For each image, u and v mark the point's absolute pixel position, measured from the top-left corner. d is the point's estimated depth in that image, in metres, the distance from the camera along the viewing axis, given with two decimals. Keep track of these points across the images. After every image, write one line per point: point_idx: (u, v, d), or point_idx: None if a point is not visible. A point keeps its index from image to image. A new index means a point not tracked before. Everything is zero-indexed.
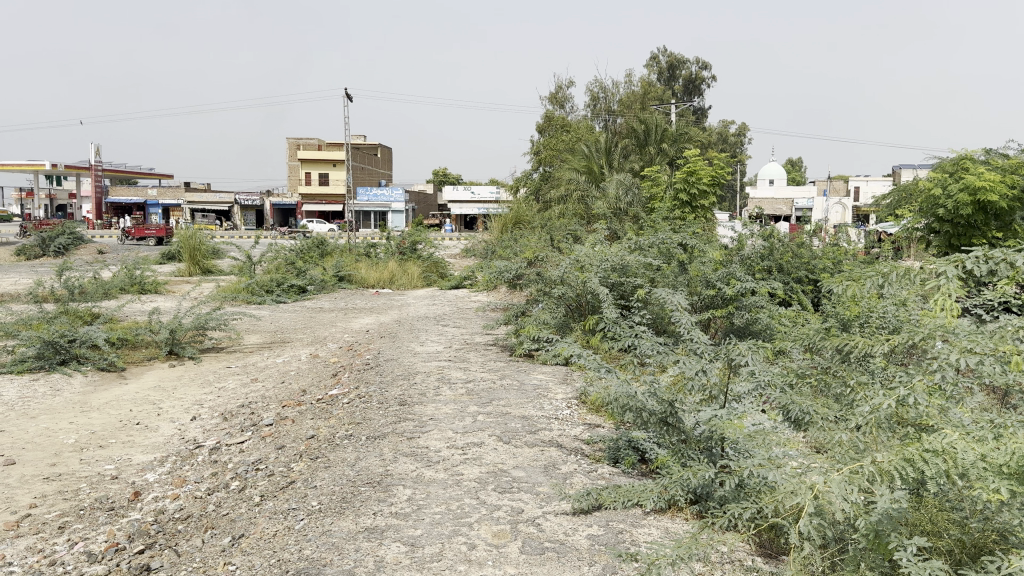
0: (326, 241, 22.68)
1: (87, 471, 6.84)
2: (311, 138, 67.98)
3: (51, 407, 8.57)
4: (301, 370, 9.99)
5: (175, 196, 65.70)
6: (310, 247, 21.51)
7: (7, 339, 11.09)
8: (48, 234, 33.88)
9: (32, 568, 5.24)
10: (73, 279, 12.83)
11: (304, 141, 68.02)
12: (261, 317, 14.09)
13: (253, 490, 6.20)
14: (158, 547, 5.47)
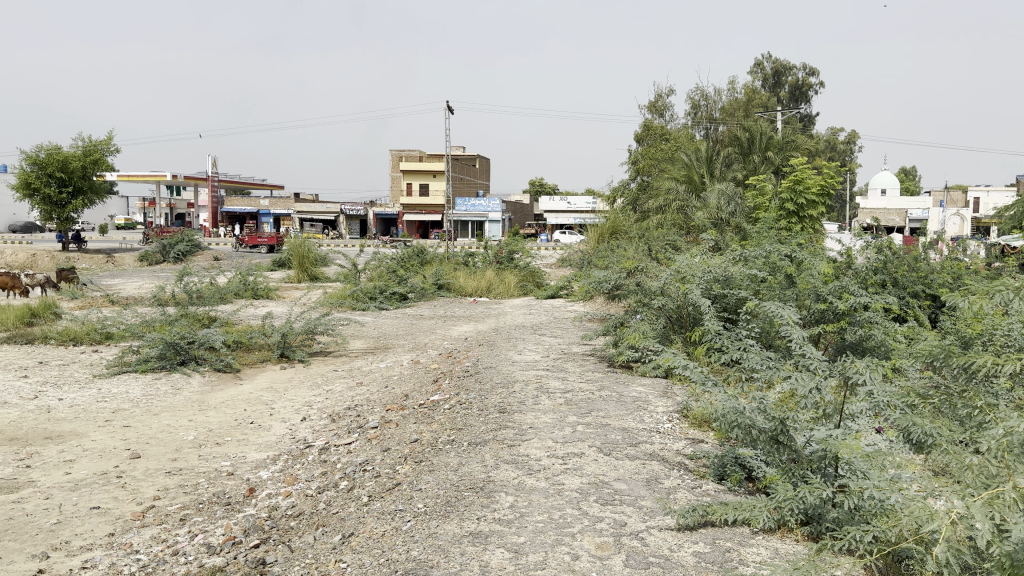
0: (426, 250, 23.13)
1: (205, 467, 7.18)
2: (412, 150, 69.69)
3: (172, 405, 9.06)
4: (403, 375, 10.20)
5: (284, 206, 68.54)
6: (410, 256, 21.97)
7: (133, 340, 11.78)
8: (169, 242, 35.96)
9: (157, 556, 5.54)
10: (192, 284, 13.54)
11: (406, 153, 69.78)
12: (364, 323, 14.49)
13: (360, 490, 6.35)
14: (272, 542, 5.68)
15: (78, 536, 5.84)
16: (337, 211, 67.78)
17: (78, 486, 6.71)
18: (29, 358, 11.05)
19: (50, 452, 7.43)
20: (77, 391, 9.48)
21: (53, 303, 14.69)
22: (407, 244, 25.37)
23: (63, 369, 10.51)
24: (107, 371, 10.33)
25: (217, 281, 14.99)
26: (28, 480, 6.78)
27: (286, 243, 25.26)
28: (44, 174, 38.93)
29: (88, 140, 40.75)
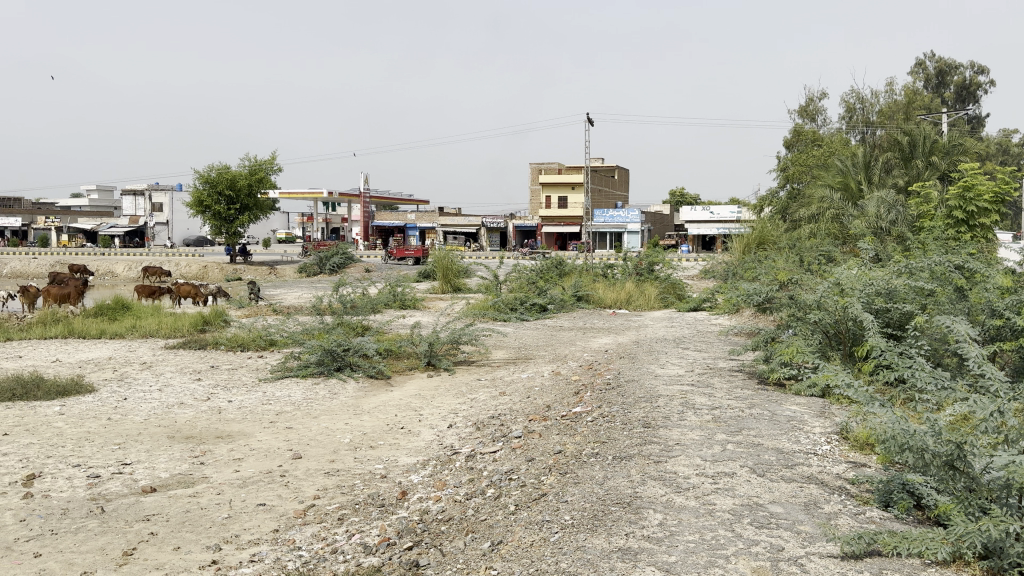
0: (565, 262, 23.21)
1: (360, 469, 7.50)
2: (551, 164, 70.45)
3: (329, 409, 9.53)
4: (545, 386, 10.22)
5: (427, 220, 71.04)
6: (549, 268, 22.16)
7: (294, 346, 12.52)
8: (324, 254, 38.11)
9: (317, 554, 5.82)
10: (347, 294, 14.20)
11: (545, 166, 70.59)
12: (506, 334, 14.71)
13: (507, 498, 6.40)
14: (424, 545, 5.83)
15: (246, 530, 6.24)
16: (479, 225, 69.39)
17: (247, 483, 7.17)
18: (203, 362, 12.00)
19: (222, 451, 8.00)
20: (245, 394, 10.17)
21: (224, 312, 15.90)
22: (547, 256, 25.59)
23: (233, 373, 11.32)
24: (271, 375, 11.04)
25: (370, 291, 15.72)
26: (203, 475, 7.32)
27: (431, 256, 26.12)
28: (215, 192, 42.26)
29: (254, 160, 43.98)
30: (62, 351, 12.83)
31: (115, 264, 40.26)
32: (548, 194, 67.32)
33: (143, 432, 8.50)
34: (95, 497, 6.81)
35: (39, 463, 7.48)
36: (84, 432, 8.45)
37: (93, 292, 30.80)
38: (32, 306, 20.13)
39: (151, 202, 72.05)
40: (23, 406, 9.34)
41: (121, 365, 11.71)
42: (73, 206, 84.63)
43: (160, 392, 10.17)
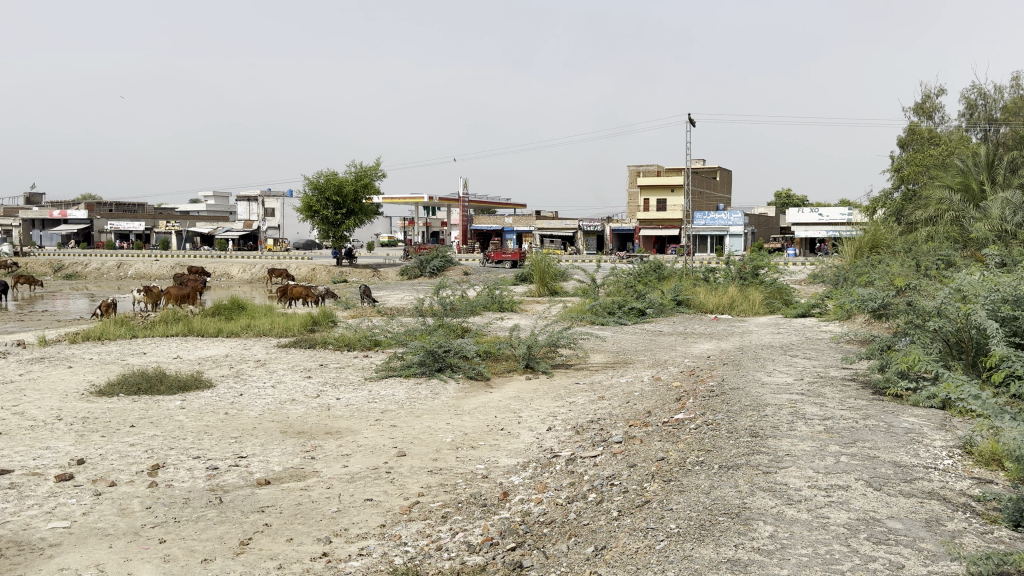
0: (664, 265, 22.89)
1: (463, 469, 7.61)
2: (651, 167, 69.79)
3: (431, 409, 9.72)
4: (645, 391, 10.10)
5: (525, 224, 71.53)
6: (647, 271, 21.91)
7: (396, 347, 12.83)
8: (425, 257, 39.04)
9: (423, 550, 5.94)
10: (447, 296, 14.46)
11: (645, 168, 69.93)
12: (605, 338, 14.64)
13: (610, 503, 6.34)
14: (527, 547, 5.85)
15: (354, 524, 6.44)
16: (577, 228, 69.30)
17: (354, 478, 7.40)
18: (312, 361, 12.46)
19: (331, 446, 8.28)
20: (351, 392, 10.49)
21: (332, 312, 16.48)
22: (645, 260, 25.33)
23: (340, 371, 11.70)
24: (376, 374, 11.35)
25: (469, 293, 15.98)
26: (313, 470, 7.60)
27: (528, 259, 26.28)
28: (324, 198, 43.89)
29: (359, 167, 45.48)
30: (183, 348, 13.58)
31: (230, 266, 42.32)
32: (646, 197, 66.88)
33: (257, 426, 8.90)
34: (213, 488, 7.17)
35: (163, 454, 7.94)
36: (204, 426, 8.90)
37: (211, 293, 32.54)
38: (156, 305, 21.46)
39: (262, 206, 75.38)
40: (148, 399, 9.94)
41: (237, 362, 12.29)
42: (191, 210, 89.49)
43: (272, 388, 10.63)
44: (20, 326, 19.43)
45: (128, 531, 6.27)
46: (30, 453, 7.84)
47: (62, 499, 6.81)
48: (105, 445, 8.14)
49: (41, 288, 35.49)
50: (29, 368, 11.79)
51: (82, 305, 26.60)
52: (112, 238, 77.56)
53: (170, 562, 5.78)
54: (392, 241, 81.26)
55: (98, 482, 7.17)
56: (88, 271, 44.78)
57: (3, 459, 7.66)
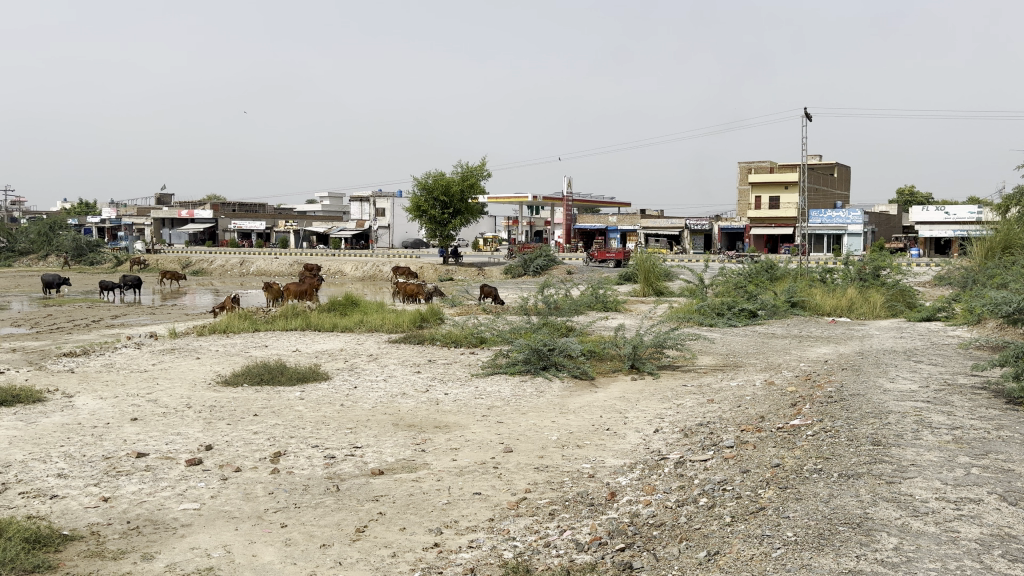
0: (776, 266, 22.22)
1: (569, 467, 7.62)
2: (762, 164, 67.71)
3: (537, 406, 9.78)
4: (757, 396, 9.82)
5: (629, 223, 70.93)
6: (758, 272, 21.30)
7: (503, 344, 12.98)
8: (529, 256, 39.29)
9: (532, 546, 5.99)
10: (552, 294, 14.51)
11: (756, 165, 67.92)
12: (714, 340, 14.33)
13: (722, 509, 6.21)
14: (636, 548, 5.81)
15: (464, 516, 6.56)
16: (684, 227, 68.05)
17: (463, 472, 7.53)
18: (421, 356, 12.76)
19: (440, 440, 8.46)
20: (459, 387, 10.69)
21: (439, 310, 16.83)
22: (756, 260, 24.64)
23: (447, 367, 11.94)
24: (482, 371, 11.51)
25: (574, 292, 15.98)
26: (424, 462, 7.79)
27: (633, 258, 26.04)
28: (432, 198, 44.88)
29: (465, 167, 46.25)
30: (301, 342, 14.17)
31: (343, 264, 43.85)
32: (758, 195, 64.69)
33: (371, 418, 9.20)
34: (331, 475, 7.47)
35: (284, 442, 8.32)
36: (320, 416, 9.27)
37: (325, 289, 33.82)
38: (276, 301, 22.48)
39: (374, 206, 77.67)
40: (269, 390, 10.45)
41: (350, 356, 12.73)
42: (305, 210, 93.29)
43: (384, 382, 10.95)
44: (155, 319, 20.79)
45: (252, 515, 6.60)
46: (163, 438, 8.37)
47: (192, 481, 7.24)
48: (231, 432, 8.61)
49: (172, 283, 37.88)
50: (162, 358, 12.60)
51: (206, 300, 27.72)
52: (234, 237, 81.80)
53: (291, 546, 6.06)
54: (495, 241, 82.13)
55: (224, 467, 7.59)
56: (213, 268, 47.40)
57: (140, 443, 8.21)
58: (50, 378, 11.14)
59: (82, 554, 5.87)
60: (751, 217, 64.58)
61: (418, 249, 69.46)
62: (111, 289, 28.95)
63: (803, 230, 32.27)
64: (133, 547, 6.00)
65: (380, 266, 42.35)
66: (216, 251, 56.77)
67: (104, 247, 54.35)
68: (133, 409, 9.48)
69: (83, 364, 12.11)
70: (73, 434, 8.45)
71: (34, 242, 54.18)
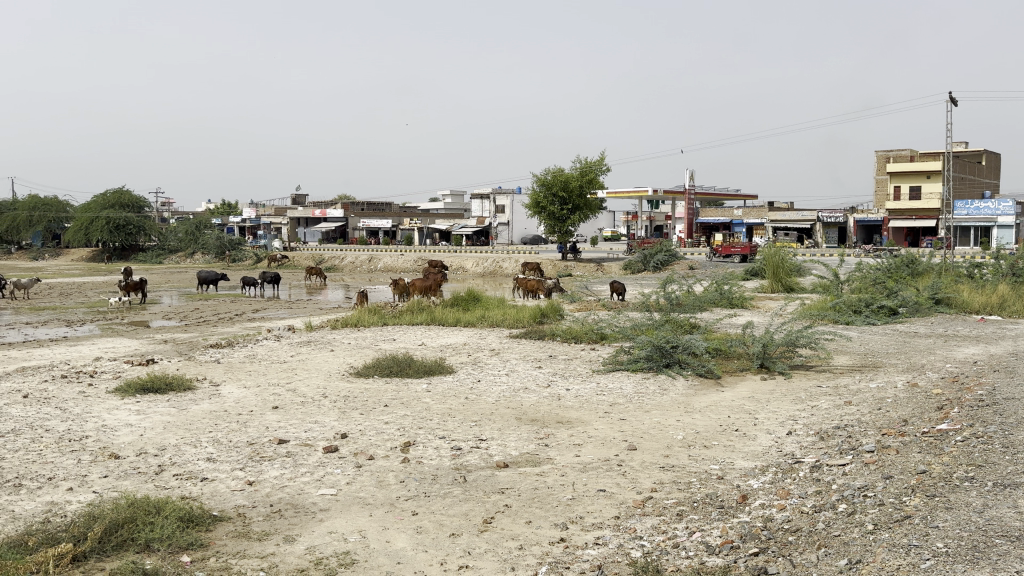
0: (918, 260, 20.99)
1: (696, 468, 7.45)
2: (902, 152, 63.86)
3: (661, 404, 9.63)
4: (899, 398, 9.29)
5: (756, 217, 68.76)
6: (898, 266, 20.14)
7: (626, 341, 12.88)
8: (649, 251, 38.82)
9: (660, 546, 5.89)
10: (675, 290, 14.28)
11: (895, 154, 64.13)
12: (850, 339, 13.68)
13: (863, 516, 5.90)
14: (771, 553, 5.62)
15: (590, 513, 6.53)
16: (816, 219, 65.14)
17: (587, 468, 7.51)
18: (542, 352, 12.83)
19: (563, 435, 8.47)
20: (580, 383, 10.69)
21: (560, 305, 16.87)
22: (897, 253, 23.37)
23: (569, 363, 11.96)
24: (604, 367, 11.45)
25: (699, 288, 15.61)
26: (548, 457, 7.82)
27: (760, 253, 25.31)
28: (550, 194, 45.01)
29: (585, 162, 46.08)
30: (427, 336, 14.56)
31: (464, 260, 44.73)
32: (896, 184, 60.98)
33: (494, 412, 9.32)
34: (458, 466, 7.62)
35: (413, 433, 8.56)
36: (446, 409, 9.48)
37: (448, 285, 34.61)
38: (403, 296, 23.20)
39: (493, 203, 78.72)
40: (398, 382, 10.79)
41: (473, 351, 12.96)
42: (427, 208, 95.80)
43: (507, 376, 11.09)
44: (292, 313, 21.90)
45: (385, 502, 6.83)
46: (302, 426, 8.80)
47: (329, 468, 7.57)
48: (363, 421, 8.94)
49: (306, 279, 39.83)
50: (299, 349, 13.25)
51: (337, 296, 28.91)
52: (362, 234, 84.93)
53: (422, 533, 6.23)
54: (613, 236, 81.55)
55: (358, 455, 7.89)
56: (345, 264, 49.47)
57: (280, 430, 8.67)
58: (199, 368, 11.93)
59: (230, 534, 6.25)
60: (890, 208, 61.18)
61: (535, 245, 69.85)
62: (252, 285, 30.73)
63: (949, 221, 30.22)
64: (276, 529, 6.34)
65: (500, 262, 42.89)
66: (346, 249, 59.35)
67: (246, 245, 57.80)
68: (274, 398, 10.01)
69: (228, 355, 12.89)
70: (220, 420, 9.01)
71: (181, 241, 58.42)
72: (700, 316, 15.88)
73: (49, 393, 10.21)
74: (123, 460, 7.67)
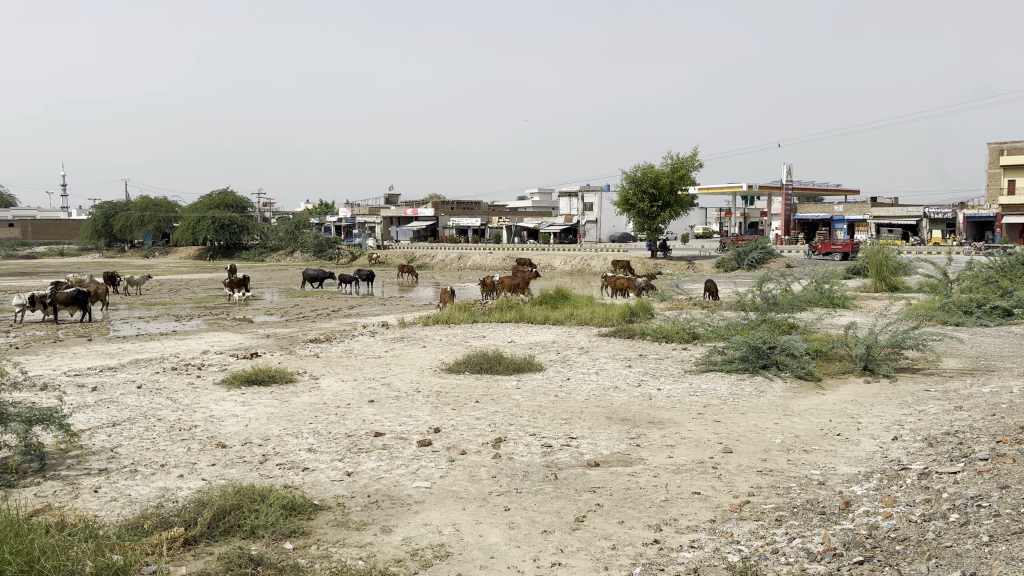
0: None
1: (796, 473, 7.23)
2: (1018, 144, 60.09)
3: (758, 407, 9.39)
4: (1015, 404, 8.75)
5: (857, 213, 66.14)
6: (1014, 265, 19.01)
7: (720, 341, 12.65)
8: (744, 249, 38.01)
9: (758, 551, 5.75)
10: (772, 289, 13.92)
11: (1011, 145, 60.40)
12: (961, 341, 13.01)
13: (978, 527, 5.59)
14: (878, 562, 5.39)
15: (684, 516, 6.42)
16: (923, 215, 62.08)
17: (681, 470, 7.40)
18: (632, 350, 12.72)
19: (655, 436, 8.37)
20: (672, 383, 10.53)
21: (651, 304, 16.66)
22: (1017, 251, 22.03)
23: (660, 362, 11.80)
24: (697, 368, 11.26)
25: (798, 287, 15.15)
26: (640, 457, 7.74)
27: (862, 250, 24.41)
28: (640, 191, 44.56)
29: (677, 158, 45.38)
30: (517, 333, 14.65)
31: (553, 258, 44.77)
32: (1010, 179, 58.23)
33: (585, 410, 9.30)
34: (549, 464, 7.63)
35: (504, 429, 8.63)
36: (536, 406, 9.52)
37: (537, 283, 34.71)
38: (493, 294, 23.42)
39: (582, 201, 78.49)
40: (488, 378, 10.90)
41: (563, 348, 12.95)
42: (516, 206, 96.35)
43: (597, 375, 11.05)
44: (385, 309, 22.39)
45: (478, 496, 6.91)
46: (397, 420, 9.00)
47: (423, 461, 7.71)
48: (456, 416, 9.07)
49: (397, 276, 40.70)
50: (393, 345, 13.55)
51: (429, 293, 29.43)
52: (452, 233, 86.15)
53: (515, 529, 6.27)
54: (705, 233, 79.99)
55: (451, 450, 8.01)
56: (436, 262, 50.29)
57: (377, 423, 8.89)
58: (299, 361, 12.35)
59: (330, 523, 6.45)
60: (1003, 203, 57.74)
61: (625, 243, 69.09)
62: (348, 282, 31.61)
63: None
64: (373, 519, 6.50)
65: (588, 260, 42.72)
66: (437, 247, 60.37)
67: (342, 244, 59.51)
68: (369, 391, 10.27)
69: (326, 350, 13.30)
70: (319, 413, 9.30)
71: (282, 240, 60.71)
72: (799, 317, 15.39)
73: (162, 384, 10.79)
74: (229, 449, 8.02)
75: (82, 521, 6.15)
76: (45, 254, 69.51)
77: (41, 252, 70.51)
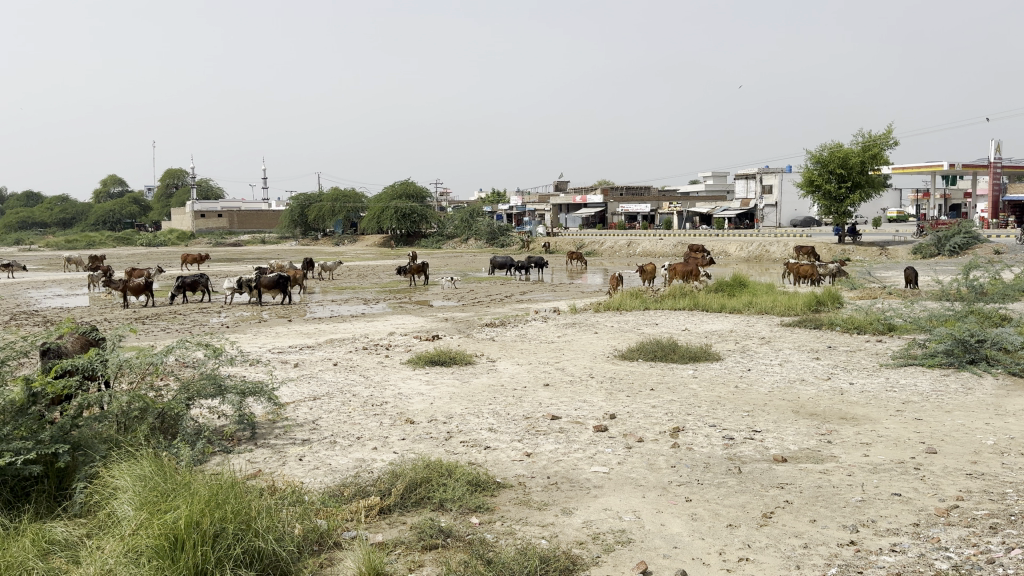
0: None
1: (1012, 478, 6.60)
2: None
3: (965, 405, 8.65)
4: None
5: None
6: None
7: (920, 333, 11.82)
8: (944, 234, 35.15)
9: (970, 560, 5.32)
10: (979, 278, 12.79)
11: None
12: None
13: None
14: None
15: (884, 518, 6.05)
16: None
17: (877, 469, 6.97)
18: (819, 341, 12.12)
19: (848, 432, 7.93)
20: (865, 377, 9.93)
21: (838, 292, 15.79)
22: None
23: (850, 355, 11.17)
24: (894, 362, 10.54)
25: (1011, 274, 13.75)
26: (832, 454, 7.37)
27: None
28: (827, 171, 42.20)
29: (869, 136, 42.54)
30: (692, 321, 14.35)
31: (726, 245, 43.42)
32: None
33: (768, 403, 8.97)
34: (732, 456, 7.44)
35: (682, 418, 8.50)
36: (714, 396, 9.30)
37: (711, 271, 33.78)
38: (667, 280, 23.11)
39: (759, 183, 75.48)
40: (664, 366, 10.79)
41: (741, 338, 12.57)
42: (691, 190, 94.03)
43: (780, 366, 10.62)
44: (557, 295, 22.66)
45: (657, 485, 6.86)
46: (573, 404, 9.10)
47: (600, 447, 7.75)
48: (631, 403, 9.06)
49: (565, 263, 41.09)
50: (566, 331, 13.70)
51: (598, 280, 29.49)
52: (622, 219, 85.56)
53: (698, 520, 6.16)
54: (897, 216, 74.21)
55: (629, 436, 8.00)
56: (605, 249, 50.30)
57: (553, 406, 9.05)
58: (478, 344, 12.78)
59: (513, 500, 6.64)
60: None
61: (807, 228, 65.20)
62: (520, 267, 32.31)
63: None
64: (554, 500, 6.62)
65: (766, 246, 41.14)
66: (608, 234, 60.33)
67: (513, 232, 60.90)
68: (545, 375, 10.48)
69: (502, 334, 13.66)
70: (498, 394, 9.59)
71: (457, 228, 63.08)
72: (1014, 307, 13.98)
73: (354, 362, 11.54)
74: (417, 426, 8.45)
75: (290, 486, 6.70)
76: (249, 241, 76.41)
77: (245, 240, 77.59)
